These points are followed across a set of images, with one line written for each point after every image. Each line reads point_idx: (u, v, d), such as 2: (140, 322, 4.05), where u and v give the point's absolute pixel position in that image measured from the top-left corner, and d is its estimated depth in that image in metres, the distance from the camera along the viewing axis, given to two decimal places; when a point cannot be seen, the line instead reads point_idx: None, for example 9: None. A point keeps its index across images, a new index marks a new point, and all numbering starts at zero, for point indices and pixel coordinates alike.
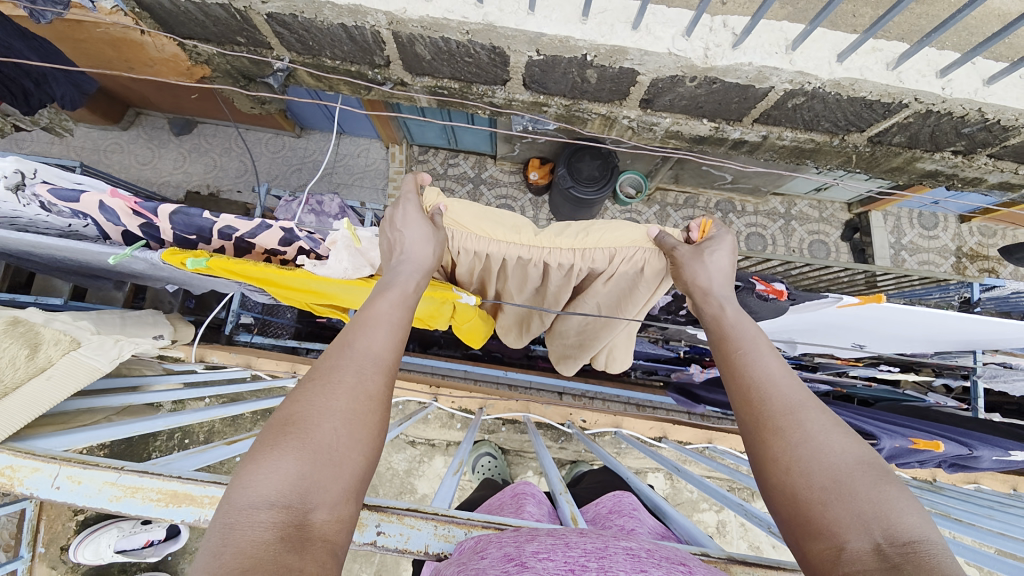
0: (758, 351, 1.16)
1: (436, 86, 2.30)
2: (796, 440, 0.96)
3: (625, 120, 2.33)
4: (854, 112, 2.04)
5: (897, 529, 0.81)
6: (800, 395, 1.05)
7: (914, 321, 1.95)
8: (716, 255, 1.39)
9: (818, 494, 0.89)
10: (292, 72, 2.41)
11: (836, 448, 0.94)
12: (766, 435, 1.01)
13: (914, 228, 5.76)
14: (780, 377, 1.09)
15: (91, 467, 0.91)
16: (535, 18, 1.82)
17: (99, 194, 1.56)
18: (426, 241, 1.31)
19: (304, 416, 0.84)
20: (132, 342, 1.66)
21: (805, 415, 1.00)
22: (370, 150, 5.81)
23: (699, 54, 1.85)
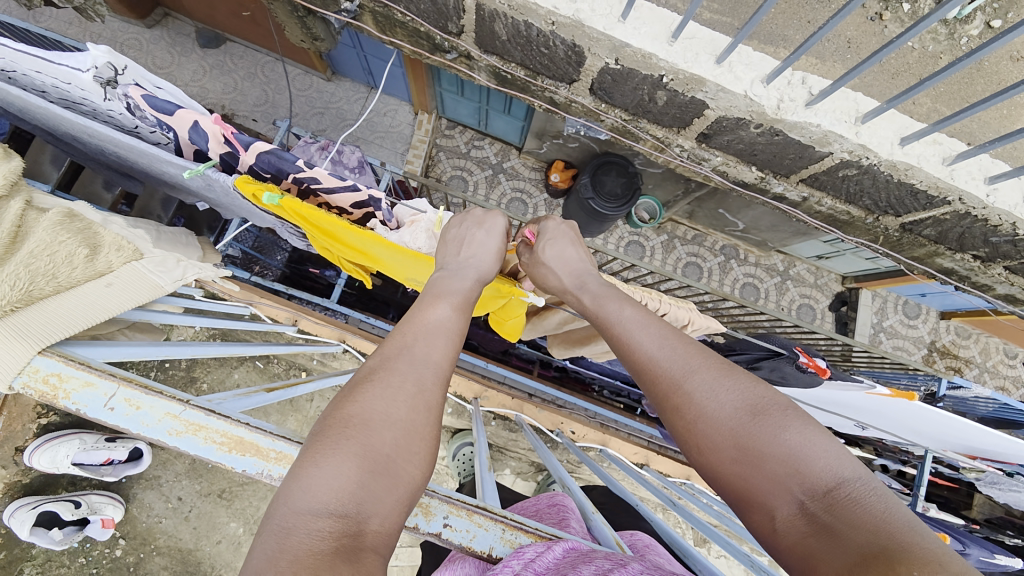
0: (633, 335, 1.19)
1: (500, 68, 2.24)
2: (693, 419, 0.99)
3: (676, 149, 2.32)
4: (897, 197, 2.09)
5: (815, 482, 0.85)
6: (679, 361, 1.08)
7: (912, 412, 2.04)
8: (550, 253, 1.58)
9: (734, 467, 0.93)
10: (356, 15, 2.33)
11: (725, 409, 0.98)
12: (670, 424, 1.04)
13: (897, 313, 5.97)
14: (658, 351, 1.12)
15: (154, 395, 0.94)
16: (625, 28, 1.80)
17: (197, 114, 1.55)
18: (495, 242, 1.51)
19: (357, 418, 0.90)
20: (194, 265, 1.65)
21: (688, 384, 1.03)
22: (398, 111, 5.66)
23: (773, 104, 1.86)
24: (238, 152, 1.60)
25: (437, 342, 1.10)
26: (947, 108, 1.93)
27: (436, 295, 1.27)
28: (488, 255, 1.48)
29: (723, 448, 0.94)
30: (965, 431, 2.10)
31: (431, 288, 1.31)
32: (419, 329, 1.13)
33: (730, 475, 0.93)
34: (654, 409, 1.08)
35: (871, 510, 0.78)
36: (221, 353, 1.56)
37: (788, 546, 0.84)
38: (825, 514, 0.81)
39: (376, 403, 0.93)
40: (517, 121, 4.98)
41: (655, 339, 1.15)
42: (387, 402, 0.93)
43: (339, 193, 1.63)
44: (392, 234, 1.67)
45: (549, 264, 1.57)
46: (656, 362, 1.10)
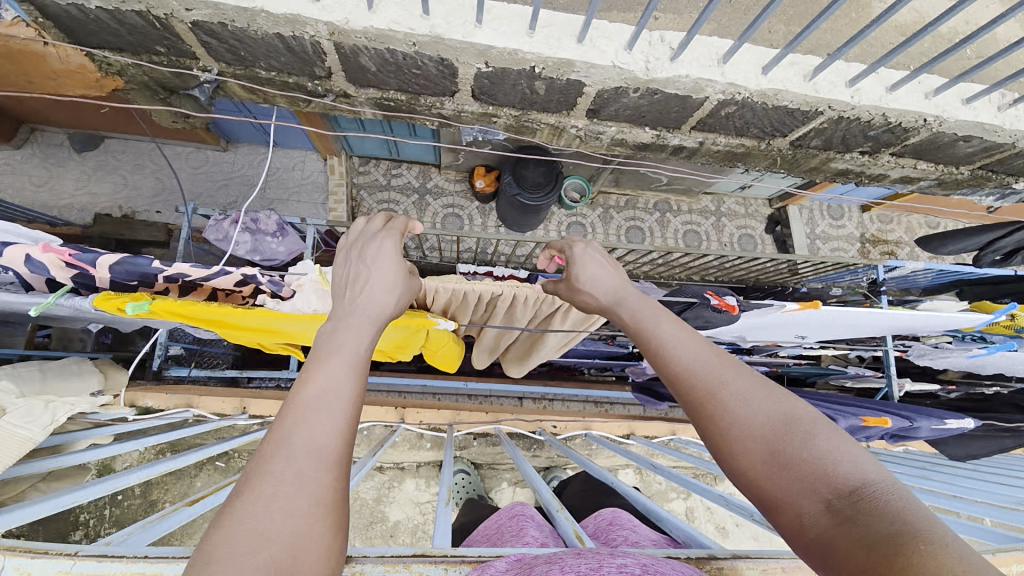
0: (666, 347, 1.16)
1: (382, 98, 2.23)
2: (727, 423, 0.97)
3: (573, 129, 2.38)
4: (778, 119, 2.23)
5: (843, 482, 0.81)
6: (715, 370, 1.06)
7: (835, 317, 2.16)
8: (585, 274, 1.56)
9: (762, 469, 0.90)
10: (220, 83, 2.25)
11: (758, 416, 0.95)
12: (700, 427, 1.01)
13: (824, 219, 6.40)
14: (694, 361, 1.09)
15: (38, 556, 0.87)
16: (484, 30, 1.82)
17: (26, 248, 1.43)
18: (387, 273, 1.32)
19: (225, 549, 0.71)
20: (66, 403, 1.55)
21: (723, 392, 1.01)
22: (306, 162, 5.50)
23: (641, 66, 1.94)
24: (88, 271, 1.48)
25: (328, 417, 0.90)
26: (798, 27, 2.08)
27: (325, 350, 1.04)
28: (383, 289, 1.28)
29: (754, 451, 0.92)
30: (891, 318, 2.24)
31: (322, 338, 1.09)
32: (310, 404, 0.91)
33: (756, 473, 0.91)
34: (689, 416, 1.05)
35: (896, 507, 0.75)
36: (162, 469, 1.37)
37: (812, 542, 0.81)
38: (850, 509, 0.78)
39: (251, 525, 0.74)
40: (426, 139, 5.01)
41: (694, 350, 1.12)
42: (265, 515, 0.75)
43: (216, 280, 1.56)
44: (283, 304, 1.62)
45: (593, 274, 1.54)
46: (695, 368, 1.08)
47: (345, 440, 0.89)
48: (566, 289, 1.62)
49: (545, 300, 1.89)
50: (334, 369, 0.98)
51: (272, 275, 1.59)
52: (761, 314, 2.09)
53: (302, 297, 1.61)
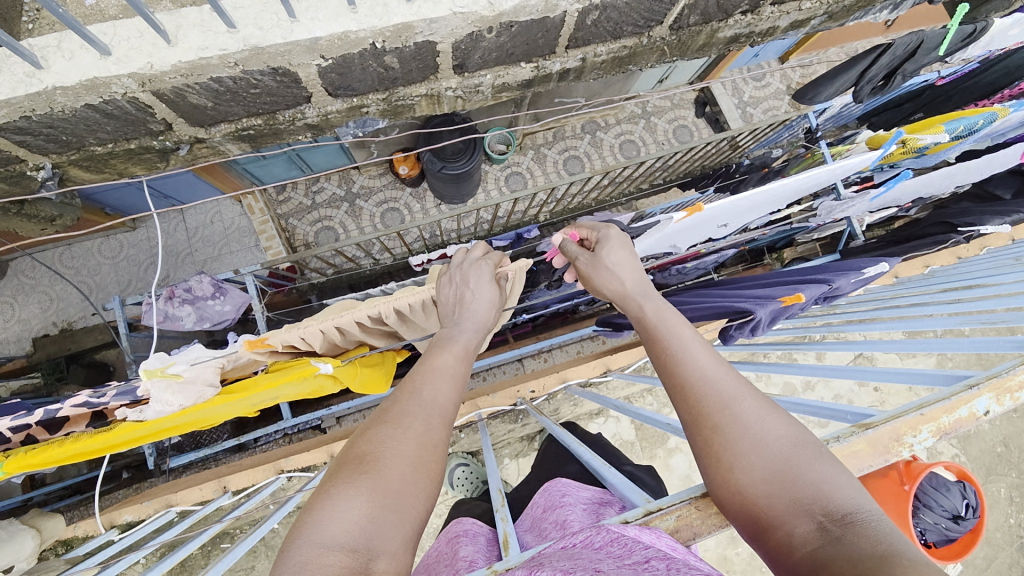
0: (688, 352, 1.24)
1: (238, 130, 2.05)
2: (735, 437, 1.05)
3: (449, 92, 2.24)
4: (646, 9, 2.10)
5: (835, 506, 0.88)
6: (728, 388, 1.14)
7: (735, 204, 2.17)
8: (608, 258, 1.66)
9: (762, 488, 0.97)
10: (63, 175, 2.05)
11: (768, 436, 1.03)
12: (701, 439, 1.09)
13: (749, 83, 6.30)
14: (709, 372, 1.18)
15: None
16: (302, 23, 1.65)
17: None
18: (486, 292, 1.65)
19: (374, 459, 1.02)
20: None
21: (736, 408, 1.09)
22: (222, 210, 5.17)
23: (483, 4, 1.79)
24: None
25: (433, 411, 1.16)
26: None
27: (442, 345, 1.41)
28: (484, 303, 1.63)
29: (757, 468, 0.99)
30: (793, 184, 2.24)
31: (436, 341, 1.46)
32: (418, 401, 1.17)
33: (752, 487, 0.98)
34: (686, 420, 1.14)
35: (881, 531, 0.81)
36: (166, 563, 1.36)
37: (798, 558, 0.86)
38: (837, 528, 0.84)
39: (387, 465, 1.01)
40: (331, 146, 4.77)
41: (710, 363, 1.21)
42: (399, 462, 1.02)
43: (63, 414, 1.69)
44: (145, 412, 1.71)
45: (599, 272, 1.64)
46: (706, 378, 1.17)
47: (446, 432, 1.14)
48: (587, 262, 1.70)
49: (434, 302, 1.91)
50: (444, 377, 1.27)
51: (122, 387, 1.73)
52: (658, 229, 2.13)
53: (159, 401, 1.67)
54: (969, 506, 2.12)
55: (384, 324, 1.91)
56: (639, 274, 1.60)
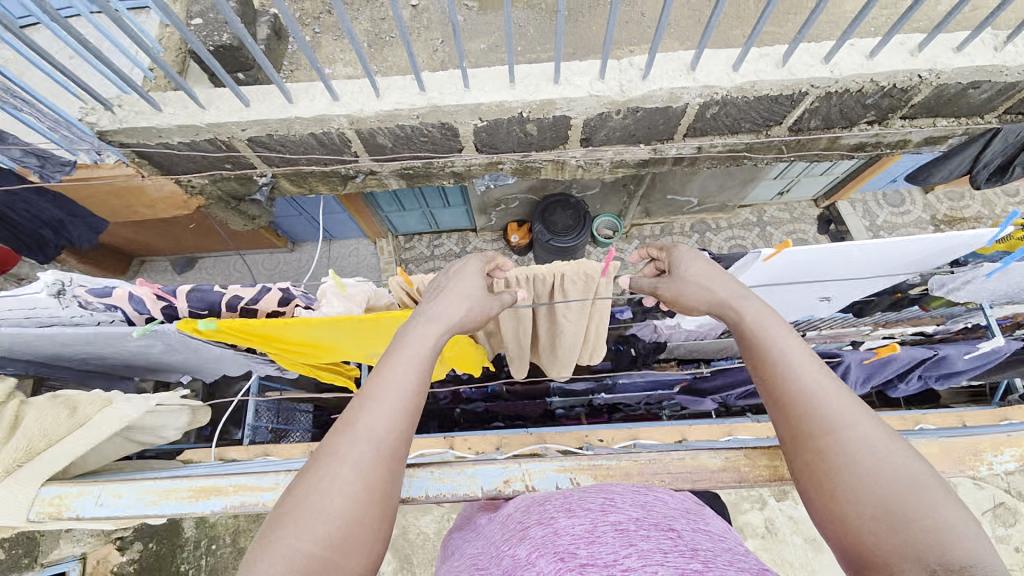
0: (792, 366, 1.07)
1: (402, 168, 2.59)
2: (842, 471, 0.91)
3: (573, 161, 2.59)
4: (766, 109, 2.29)
5: (952, 557, 0.76)
6: (840, 405, 0.99)
7: (831, 261, 1.98)
8: (689, 271, 1.51)
9: (868, 521, 0.85)
10: (275, 184, 2.74)
11: (884, 466, 0.89)
12: (801, 464, 0.97)
13: (883, 208, 6.00)
14: (822, 389, 1.02)
15: (133, 483, 1.27)
16: (473, 91, 2.14)
17: (130, 286, 1.68)
18: (468, 283, 1.36)
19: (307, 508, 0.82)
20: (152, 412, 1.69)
21: (846, 432, 0.94)
22: (360, 248, 6.10)
23: (616, 90, 2.14)
24: (171, 302, 1.69)
25: (389, 412, 0.96)
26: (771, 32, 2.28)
27: (397, 343, 1.11)
28: (476, 303, 1.35)
29: (864, 503, 0.86)
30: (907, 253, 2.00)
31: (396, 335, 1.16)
32: (353, 418, 0.94)
33: (858, 523, 0.85)
34: (783, 433, 1.03)
35: None
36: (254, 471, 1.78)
37: None
38: None
39: (327, 499, 0.84)
40: (460, 207, 5.51)
41: (821, 378, 1.04)
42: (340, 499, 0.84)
43: (260, 299, 1.73)
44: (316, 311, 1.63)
45: (682, 287, 1.50)
46: (812, 394, 1.01)
47: (402, 443, 0.95)
48: (667, 283, 1.58)
49: (541, 283, 1.75)
50: (394, 376, 1.01)
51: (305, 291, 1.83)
52: (744, 268, 1.96)
53: (327, 303, 1.66)
54: None
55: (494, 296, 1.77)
56: (733, 281, 1.40)
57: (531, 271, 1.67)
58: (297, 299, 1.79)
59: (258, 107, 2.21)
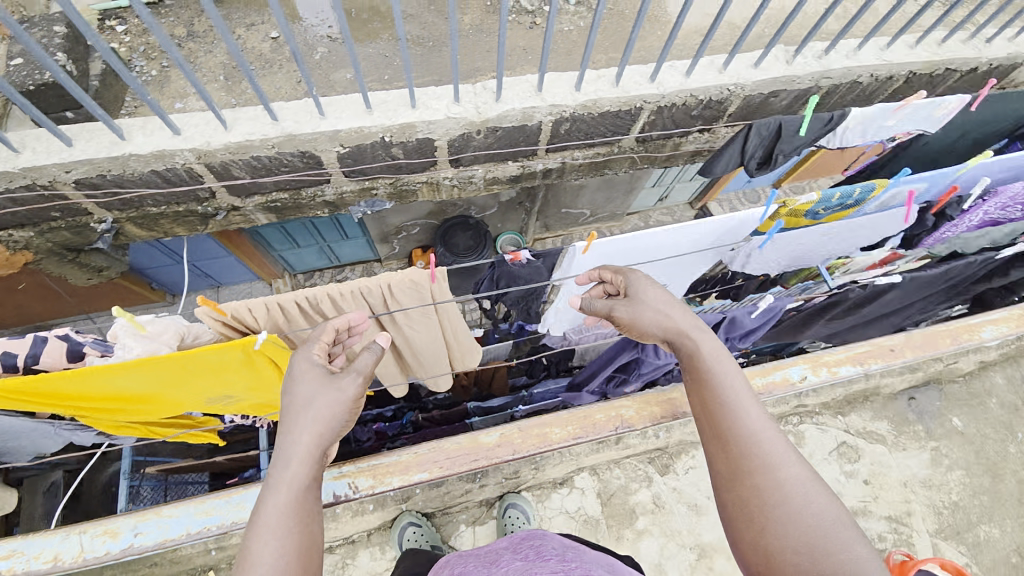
0: (736, 406, 1.23)
1: (268, 201, 2.48)
2: (767, 500, 1.10)
3: (446, 180, 2.67)
4: (611, 123, 2.54)
5: None
6: (775, 447, 1.16)
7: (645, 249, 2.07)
8: (643, 293, 1.55)
9: (794, 556, 1.03)
10: (120, 229, 2.47)
11: (808, 505, 1.07)
12: (728, 493, 1.16)
13: (745, 206, 6.85)
14: (759, 430, 1.19)
15: None
16: (329, 119, 2.13)
17: None
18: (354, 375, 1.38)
19: None
20: None
21: (781, 473, 1.11)
22: (253, 292, 5.66)
23: (472, 112, 2.26)
24: None
25: (280, 531, 1.10)
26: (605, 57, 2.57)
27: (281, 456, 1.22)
28: (332, 392, 1.34)
29: (793, 542, 1.04)
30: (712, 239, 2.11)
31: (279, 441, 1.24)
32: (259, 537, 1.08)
33: (781, 548, 1.04)
34: (721, 470, 1.19)
35: None
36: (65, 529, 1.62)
37: None
38: None
39: None
40: (359, 239, 5.37)
41: (759, 418, 1.21)
42: None
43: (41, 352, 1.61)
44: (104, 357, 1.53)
45: (635, 312, 1.52)
46: (758, 437, 1.17)
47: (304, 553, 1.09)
48: (624, 305, 1.56)
49: (370, 295, 1.72)
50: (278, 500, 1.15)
51: (100, 338, 1.74)
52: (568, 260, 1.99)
53: (121, 346, 1.54)
54: None
55: (320, 313, 1.71)
56: (687, 308, 1.48)
57: (351, 285, 1.62)
58: (89, 348, 1.69)
59: (82, 145, 2.00)
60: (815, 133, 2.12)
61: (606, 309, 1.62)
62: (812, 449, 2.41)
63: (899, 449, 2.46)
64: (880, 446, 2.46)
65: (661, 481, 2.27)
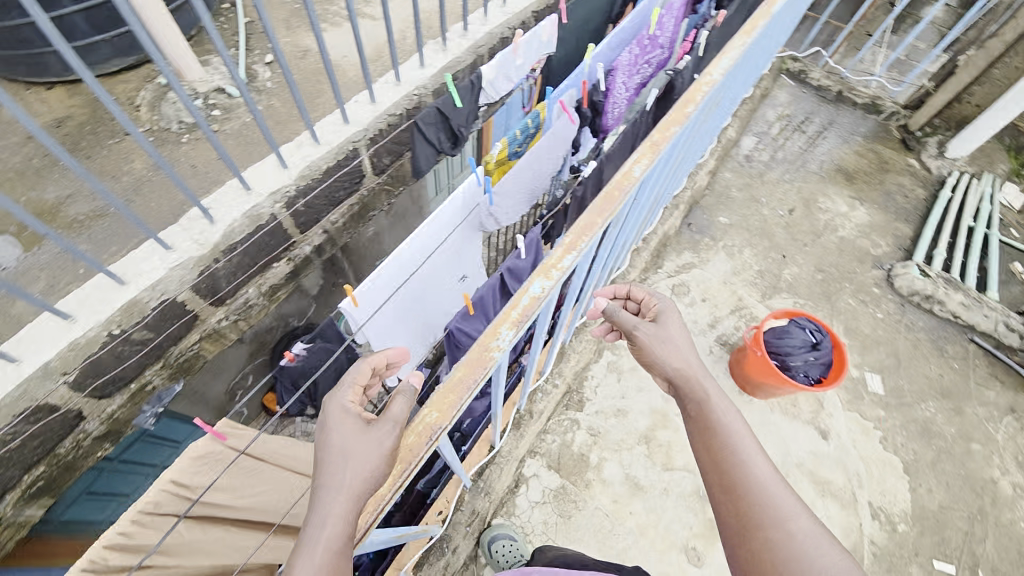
0: (744, 458, 1.11)
1: (28, 488, 2.01)
2: (779, 556, 0.97)
3: (223, 322, 2.41)
4: (341, 176, 2.53)
5: None
6: (790, 503, 1.04)
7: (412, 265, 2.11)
8: (662, 328, 1.38)
9: None
10: None
11: (830, 570, 0.93)
12: (738, 546, 1.04)
13: None
14: (771, 483, 1.07)
15: None
16: (26, 360, 1.77)
17: None
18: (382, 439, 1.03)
19: None
20: None
21: (795, 532, 0.99)
22: None
23: (193, 249, 2.05)
24: None
25: None
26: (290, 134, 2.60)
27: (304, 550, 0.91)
28: (365, 456, 1.00)
29: None
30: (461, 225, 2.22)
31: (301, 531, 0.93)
32: None
33: None
34: (731, 523, 1.07)
35: None
36: None
37: None
38: None
39: None
40: None
41: (768, 473, 1.08)
42: None
43: None
44: None
45: (654, 348, 1.33)
46: (770, 490, 1.05)
47: None
48: (648, 330, 1.36)
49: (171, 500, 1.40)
50: None
51: None
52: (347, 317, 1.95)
53: None
54: (812, 332, 2.27)
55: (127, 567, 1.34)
56: (698, 347, 1.33)
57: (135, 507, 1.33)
58: None
59: None
60: (472, 99, 2.32)
61: (629, 327, 1.38)
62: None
63: (715, 256, 2.94)
64: (703, 264, 2.91)
65: (587, 414, 2.40)
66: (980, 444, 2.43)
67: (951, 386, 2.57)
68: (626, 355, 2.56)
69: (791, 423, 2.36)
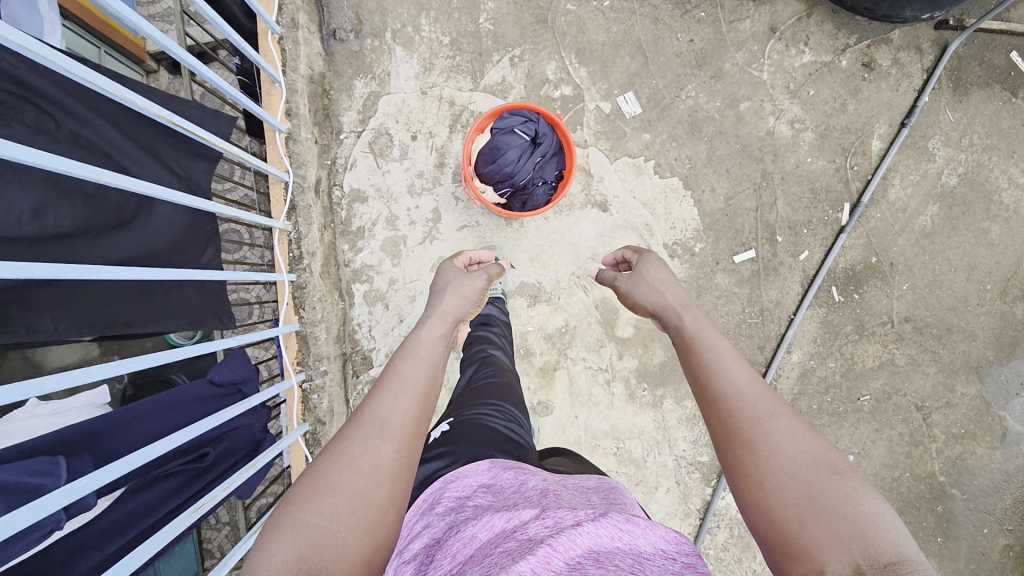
0: (714, 352, 1.13)
1: None
2: (760, 454, 0.90)
3: None
4: None
5: (876, 551, 0.74)
6: (763, 404, 0.99)
7: None
8: (651, 266, 1.49)
9: (793, 511, 0.82)
10: None
11: (802, 454, 0.88)
12: (725, 438, 0.98)
13: None
14: (745, 383, 1.03)
15: None
16: None
17: None
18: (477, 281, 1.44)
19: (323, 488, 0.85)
20: None
21: (771, 423, 0.94)
22: None
23: None
24: None
25: (389, 398, 1.01)
26: None
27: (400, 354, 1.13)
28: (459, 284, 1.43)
29: (791, 486, 0.84)
30: None
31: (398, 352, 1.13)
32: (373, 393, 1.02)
33: (782, 505, 0.84)
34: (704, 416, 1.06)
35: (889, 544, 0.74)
36: None
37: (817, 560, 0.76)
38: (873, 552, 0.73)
39: (334, 477, 0.87)
40: None
41: (746, 375, 1.05)
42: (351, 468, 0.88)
43: None
44: None
45: (655, 271, 1.46)
46: (737, 391, 1.02)
47: (410, 428, 0.98)
48: (627, 279, 1.49)
49: None
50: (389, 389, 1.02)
51: None
52: None
53: None
54: (526, 123, 1.68)
55: None
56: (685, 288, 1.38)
57: None
58: None
59: None
60: None
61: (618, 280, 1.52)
62: (375, 171, 2.01)
63: (392, 60, 2.00)
64: (385, 84, 2.01)
65: (380, 365, 2.04)
66: (748, 98, 2.12)
67: (705, 48, 2.11)
68: (377, 274, 2.03)
69: (566, 221, 2.06)
